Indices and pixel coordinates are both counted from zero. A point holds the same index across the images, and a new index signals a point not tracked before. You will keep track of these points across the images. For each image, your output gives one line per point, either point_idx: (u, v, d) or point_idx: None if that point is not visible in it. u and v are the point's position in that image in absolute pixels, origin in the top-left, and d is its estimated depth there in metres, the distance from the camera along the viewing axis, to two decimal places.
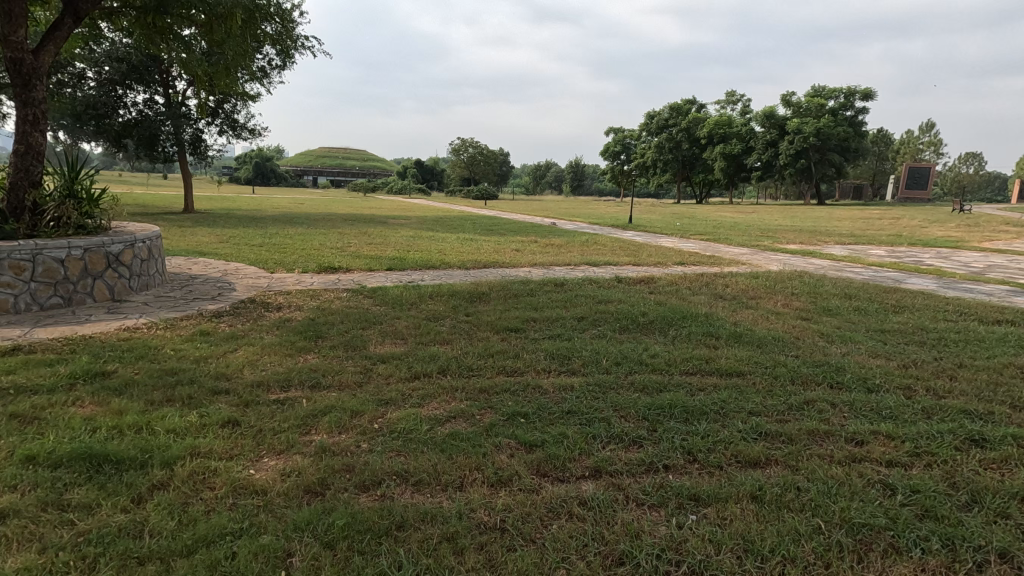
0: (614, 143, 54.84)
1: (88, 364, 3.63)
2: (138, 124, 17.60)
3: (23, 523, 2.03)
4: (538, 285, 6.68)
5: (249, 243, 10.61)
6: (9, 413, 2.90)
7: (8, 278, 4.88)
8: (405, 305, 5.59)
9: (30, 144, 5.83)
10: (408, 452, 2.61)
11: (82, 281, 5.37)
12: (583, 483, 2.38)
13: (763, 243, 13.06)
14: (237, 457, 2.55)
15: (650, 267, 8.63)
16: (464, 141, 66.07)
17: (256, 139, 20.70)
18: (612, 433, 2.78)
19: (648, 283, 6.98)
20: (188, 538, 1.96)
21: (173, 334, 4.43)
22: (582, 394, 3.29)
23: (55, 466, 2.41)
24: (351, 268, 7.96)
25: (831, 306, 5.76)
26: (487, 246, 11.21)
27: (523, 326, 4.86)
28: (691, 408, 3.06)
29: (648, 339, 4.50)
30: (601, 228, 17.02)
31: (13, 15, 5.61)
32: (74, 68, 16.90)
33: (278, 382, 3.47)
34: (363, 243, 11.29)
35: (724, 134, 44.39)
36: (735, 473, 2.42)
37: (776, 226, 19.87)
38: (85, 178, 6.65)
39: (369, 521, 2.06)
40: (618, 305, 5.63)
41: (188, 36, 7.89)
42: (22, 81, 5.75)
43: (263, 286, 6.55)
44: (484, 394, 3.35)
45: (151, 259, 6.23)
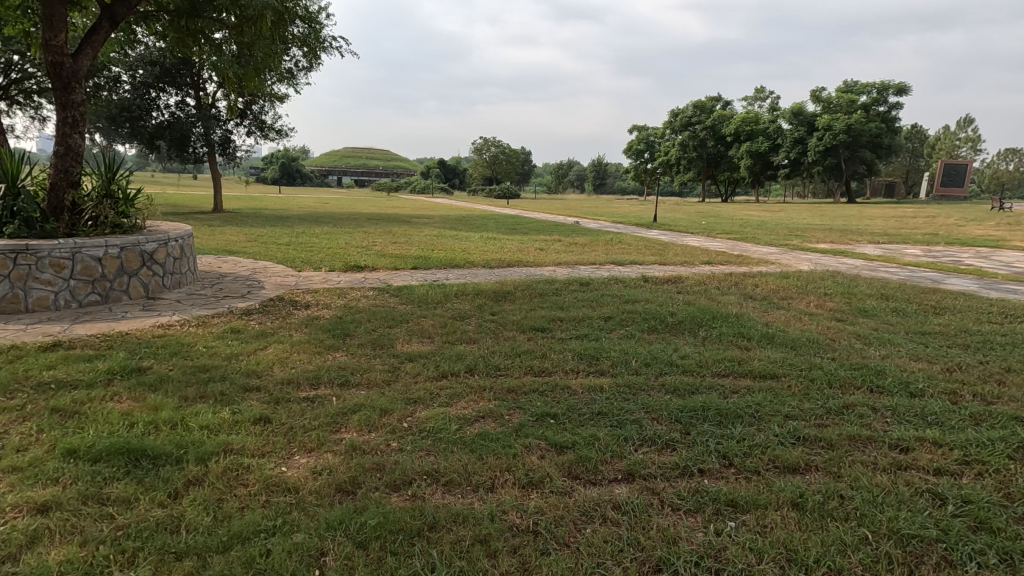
0: (637, 142, 54.37)
1: (125, 359, 3.72)
2: (169, 126, 18.05)
3: (65, 516, 2.07)
4: (562, 284, 6.63)
5: (275, 242, 10.78)
6: (52, 407, 2.98)
7: (48, 276, 5.04)
8: (431, 304, 5.60)
9: (69, 145, 5.98)
10: (437, 452, 2.60)
11: (118, 279, 5.51)
12: (616, 486, 2.34)
13: (793, 242, 12.80)
14: (270, 454, 2.57)
15: (677, 267, 8.51)
16: (486, 141, 66.28)
17: (283, 139, 21.07)
18: (645, 436, 2.73)
19: (675, 283, 6.86)
20: (223, 534, 1.97)
21: (205, 331, 4.51)
22: (612, 395, 3.24)
23: (94, 461, 2.45)
24: (377, 267, 7.99)
25: (867, 306, 5.60)
26: (511, 246, 11.19)
27: (550, 326, 4.82)
28: (725, 411, 2.99)
29: (678, 339, 4.42)
30: (624, 227, 16.83)
31: (54, 20, 5.77)
32: (110, 71, 17.40)
33: (308, 380, 3.49)
34: (387, 242, 11.36)
35: (750, 132, 43.64)
36: (773, 479, 2.35)
37: (805, 224, 19.42)
38: (122, 179, 6.84)
39: (401, 522, 2.05)
40: (646, 305, 5.54)
41: (220, 40, 8.03)
42: (61, 85, 5.90)
43: (290, 284, 6.62)
44: (512, 394, 3.32)
45: (184, 257, 6.36)
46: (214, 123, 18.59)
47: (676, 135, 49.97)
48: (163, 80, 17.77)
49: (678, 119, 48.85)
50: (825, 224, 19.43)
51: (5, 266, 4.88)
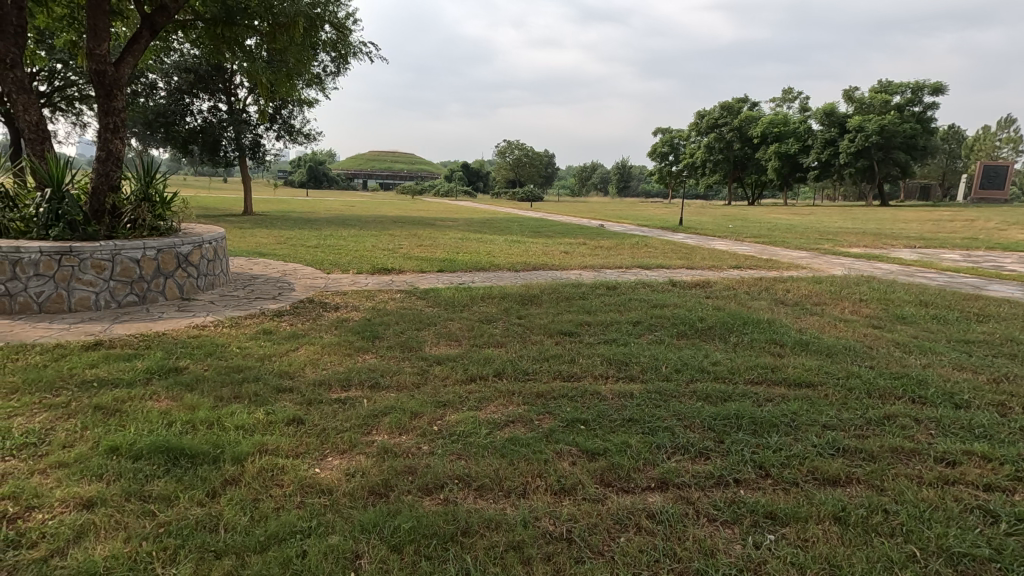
0: (662, 144, 53.91)
1: (163, 359, 3.82)
2: (202, 131, 18.57)
3: (109, 512, 2.12)
4: (589, 287, 6.61)
5: (305, 244, 10.98)
6: (95, 404, 3.07)
7: (90, 276, 5.20)
8: (458, 307, 5.63)
9: (110, 150, 6.16)
10: (468, 456, 2.60)
11: (155, 280, 5.66)
12: (650, 495, 2.30)
13: (824, 246, 12.53)
14: (304, 455, 2.60)
15: (704, 271, 8.40)
16: (510, 144, 66.67)
17: (311, 143, 21.51)
18: (678, 444, 2.68)
19: (704, 287, 6.77)
20: (261, 535, 1.99)
21: (238, 333, 4.60)
22: (643, 401, 3.20)
23: (135, 458, 2.52)
24: (404, 270, 8.08)
25: (905, 313, 5.44)
26: (536, 248, 11.20)
27: (577, 330, 4.79)
28: (760, 420, 2.93)
29: (709, 345, 4.36)
30: (650, 231, 16.69)
31: (97, 30, 5.99)
32: (146, 78, 18.01)
33: (339, 382, 3.53)
34: (413, 244, 11.46)
35: (779, 133, 42.85)
36: (813, 491, 2.29)
37: (837, 227, 19.00)
38: (159, 183, 7.05)
39: (434, 526, 2.05)
40: (675, 310, 5.48)
41: (252, 46, 8.24)
42: (104, 92, 6.09)
43: (320, 286, 6.73)
44: (541, 398, 3.31)
45: (217, 259, 6.52)
46: (246, 127, 19.03)
47: (702, 137, 49.40)
48: (197, 86, 18.28)
49: (704, 120, 48.30)
50: (857, 227, 18.95)
51: (50, 267, 5.05)
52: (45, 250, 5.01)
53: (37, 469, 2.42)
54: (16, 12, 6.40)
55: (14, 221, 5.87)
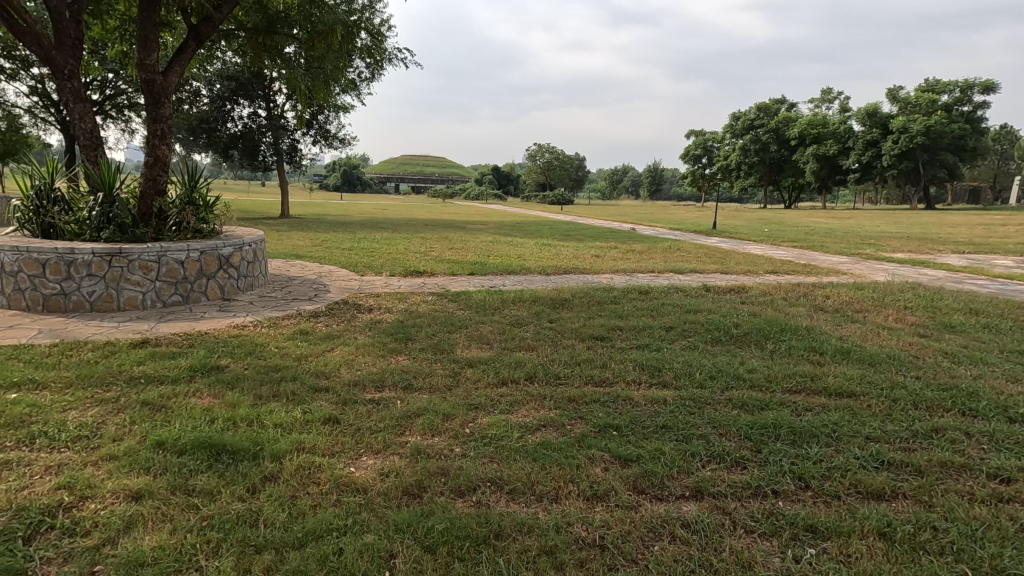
0: (695, 146, 53.13)
1: (205, 357, 3.95)
2: (242, 136, 19.16)
3: (156, 505, 2.21)
4: (621, 292, 6.55)
5: (339, 247, 11.20)
6: (142, 400, 3.20)
7: (138, 277, 5.42)
8: (489, 310, 5.66)
9: (157, 156, 6.42)
10: (500, 459, 2.61)
11: (198, 280, 5.86)
12: (684, 504, 2.26)
13: (865, 251, 12.11)
14: (339, 454, 2.65)
15: (739, 276, 8.23)
16: (540, 148, 66.72)
17: (346, 148, 21.96)
18: (712, 452, 2.63)
19: (739, 293, 6.63)
20: (299, 531, 2.04)
21: (276, 333, 4.72)
22: (676, 409, 3.15)
23: (180, 453, 2.61)
24: (435, 272, 8.16)
25: (953, 321, 5.21)
26: (567, 252, 11.16)
27: (609, 335, 4.74)
28: (799, 430, 2.85)
29: (744, 352, 4.26)
30: (682, 235, 16.44)
31: (147, 41, 6.27)
32: (191, 86, 18.70)
33: (373, 382, 3.59)
34: (444, 247, 11.57)
35: (817, 134, 41.70)
36: (856, 505, 2.22)
37: (879, 231, 18.37)
38: (203, 187, 7.30)
39: (467, 528, 2.07)
40: (709, 315, 5.38)
41: (291, 54, 8.46)
42: (152, 100, 6.36)
43: (354, 288, 6.86)
44: (572, 403, 3.30)
45: (256, 261, 6.71)
46: (284, 133, 19.55)
47: (737, 139, 48.47)
48: (238, 93, 18.90)
49: (739, 122, 47.39)
50: (902, 232, 18.25)
51: (102, 268, 5.28)
52: (96, 251, 5.23)
53: (90, 461, 2.53)
54: (74, 25, 6.74)
55: (69, 223, 6.16)
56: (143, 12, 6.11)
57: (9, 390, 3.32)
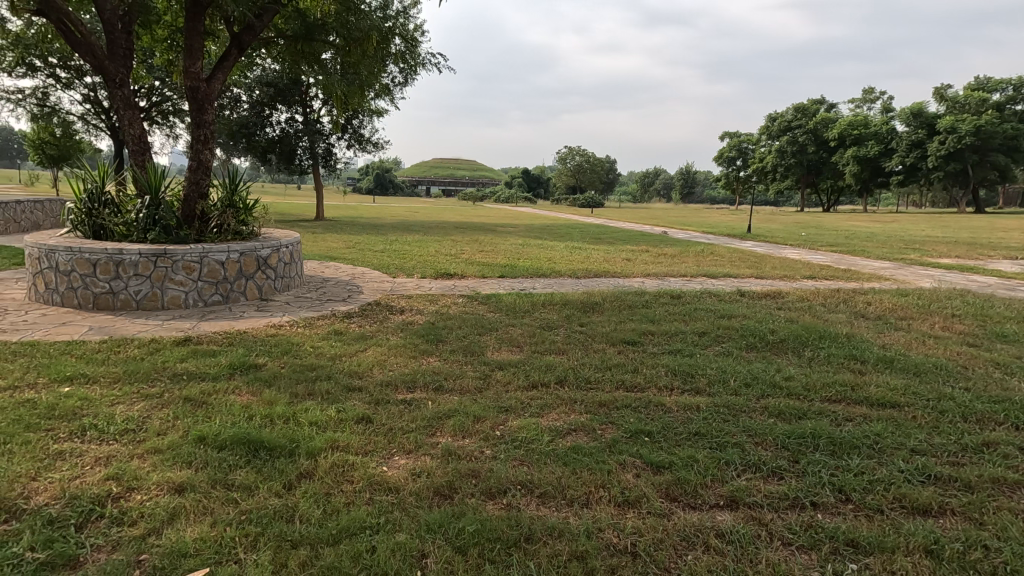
0: (729, 148, 52.17)
1: (244, 356, 4.06)
2: (280, 141, 19.69)
3: (198, 498, 2.28)
4: (652, 296, 6.47)
5: (371, 249, 11.39)
6: (185, 396, 3.31)
7: (181, 277, 5.62)
8: (520, 313, 5.67)
9: (200, 160, 6.64)
10: (531, 462, 2.61)
11: (238, 281, 6.04)
12: (719, 513, 2.22)
13: (910, 256, 11.68)
14: (372, 454, 2.69)
15: (775, 280, 8.04)
16: (571, 151, 66.54)
17: (379, 152, 22.34)
18: (748, 461, 2.57)
19: (775, 298, 6.48)
20: (334, 528, 2.08)
21: (312, 333, 4.83)
22: (710, 416, 3.09)
23: (220, 448, 2.69)
24: (466, 275, 8.22)
25: (1005, 330, 4.97)
26: (597, 255, 11.10)
27: (640, 340, 4.68)
28: (839, 440, 2.76)
29: (781, 359, 4.15)
30: (715, 238, 16.13)
31: (192, 50, 6.50)
32: (232, 93, 19.34)
33: (404, 383, 3.63)
34: (475, 250, 11.63)
35: (858, 135, 40.44)
36: (900, 520, 2.14)
37: (924, 236, 17.71)
38: (243, 190, 7.53)
39: (498, 531, 2.07)
40: (744, 321, 5.26)
41: (327, 60, 8.66)
42: (196, 106, 6.59)
43: (387, 289, 6.96)
44: (603, 408, 3.28)
45: (293, 262, 6.88)
46: (319, 137, 20.01)
47: (773, 141, 47.34)
48: (277, 99, 19.43)
49: (775, 124, 46.32)
50: (949, 236, 17.53)
51: (148, 268, 5.50)
52: (142, 252, 5.45)
53: (136, 453, 2.64)
54: (125, 35, 7.04)
55: (118, 225, 6.43)
56: (189, 22, 6.34)
57: (63, 384, 3.49)
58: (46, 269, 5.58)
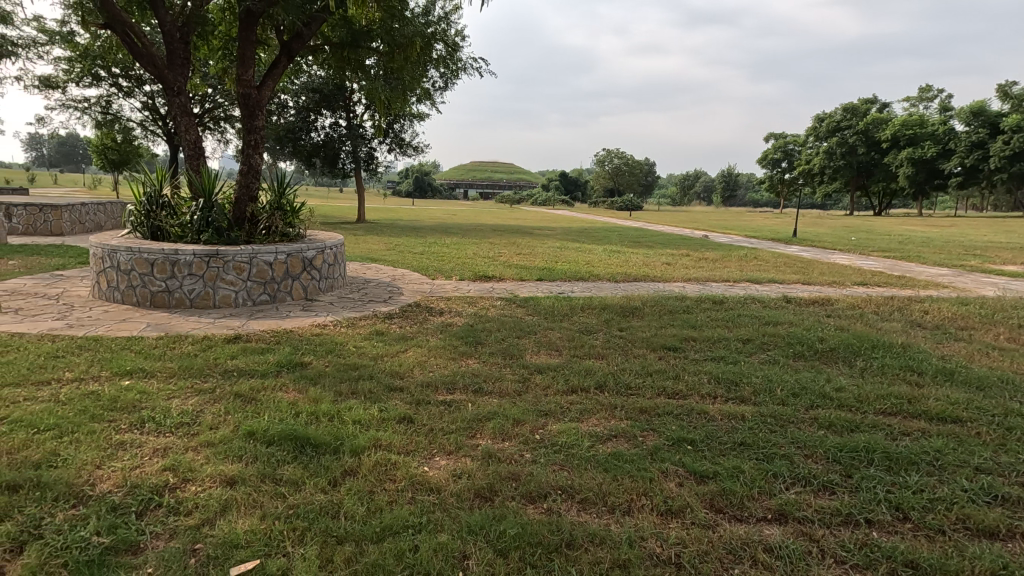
0: (774, 150, 50.70)
1: (290, 354, 4.19)
2: (324, 145, 20.24)
3: (248, 491, 2.36)
4: (694, 301, 6.34)
5: (411, 251, 11.57)
6: (236, 392, 3.44)
7: (231, 276, 5.84)
8: (558, 316, 5.65)
9: (251, 164, 6.89)
10: (571, 467, 2.59)
11: (284, 281, 6.24)
12: (767, 527, 2.15)
13: (970, 262, 11.08)
14: (413, 453, 2.73)
15: (823, 287, 7.76)
16: (609, 153, 65.99)
17: (419, 156, 22.70)
18: (797, 474, 2.48)
19: (823, 305, 6.26)
20: (377, 526, 2.12)
21: (354, 333, 4.94)
22: (756, 426, 3.00)
23: (269, 443, 2.78)
24: (504, 277, 8.25)
25: None
26: (637, 259, 10.96)
27: (682, 346, 4.60)
28: (896, 455, 2.64)
29: (831, 369, 4.00)
30: (759, 242, 15.69)
31: (245, 58, 6.76)
32: (280, 99, 20.01)
33: (445, 384, 3.68)
34: (512, 253, 11.68)
35: (913, 135, 38.65)
36: (964, 542, 2.03)
37: (986, 241, 16.77)
38: (290, 193, 7.77)
39: (539, 535, 2.06)
40: (790, 328, 5.10)
41: (371, 66, 8.84)
42: (247, 112, 6.85)
43: (427, 291, 7.06)
44: (644, 414, 3.23)
45: (336, 264, 7.04)
46: (362, 141, 20.50)
47: (821, 142, 45.74)
48: (322, 104, 19.97)
49: (823, 124, 44.78)
50: (1014, 242, 16.56)
51: (201, 268, 5.74)
52: (196, 253, 5.69)
53: (191, 446, 2.75)
54: (183, 45, 7.37)
55: (174, 226, 6.74)
56: (242, 33, 6.60)
57: (124, 377, 3.68)
58: (109, 268, 5.88)
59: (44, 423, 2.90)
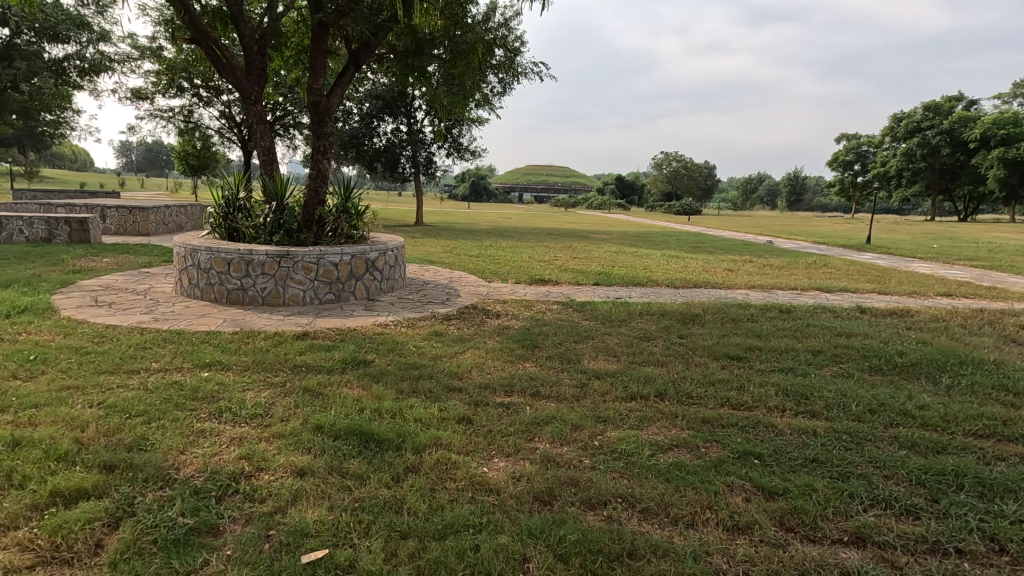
0: (846, 152, 48.07)
1: (354, 352, 4.34)
2: (385, 150, 20.87)
3: (317, 482, 2.46)
4: (759, 309, 6.11)
5: (468, 253, 11.74)
6: (305, 386, 3.60)
7: (300, 276, 6.12)
8: (616, 322, 5.58)
9: (319, 169, 7.19)
10: (631, 476, 2.54)
11: (348, 282, 6.47)
12: (843, 550, 2.04)
13: None
14: (473, 454, 2.76)
15: (902, 297, 7.28)
16: (668, 157, 64.67)
17: (476, 160, 23.02)
18: (877, 496, 2.33)
19: (902, 316, 5.87)
20: (439, 523, 2.15)
21: (414, 333, 5.06)
22: (829, 442, 2.85)
23: (335, 437, 2.90)
24: (560, 281, 8.22)
25: None
26: (697, 264, 10.66)
27: (746, 355, 4.43)
28: (989, 481, 2.44)
29: (912, 385, 3.74)
30: (829, 249, 14.90)
31: (317, 68, 7.07)
32: (345, 106, 20.79)
33: (502, 387, 3.70)
34: (568, 257, 11.63)
35: (1005, 135, 35.64)
36: None
37: None
38: (355, 197, 8.06)
39: (600, 543, 2.04)
40: (865, 340, 4.81)
41: (433, 72, 9.04)
42: (317, 119, 7.16)
43: (483, 294, 7.14)
44: (707, 425, 3.13)
45: (397, 265, 7.23)
46: (422, 146, 21.01)
47: (900, 143, 42.97)
48: (384, 110, 20.62)
49: (902, 125, 42.09)
50: None
51: (273, 268, 6.04)
52: (268, 254, 5.99)
53: (263, 437, 2.89)
54: (260, 56, 7.79)
55: (249, 228, 7.12)
56: (314, 43, 6.90)
57: (203, 369, 3.92)
58: (190, 267, 6.29)
59: (135, 409, 3.13)
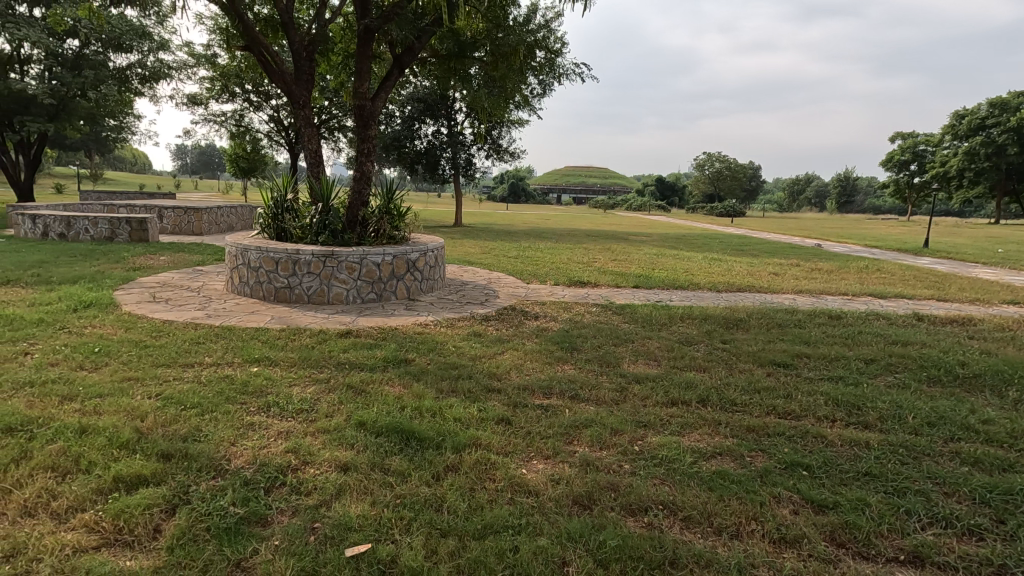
0: (902, 151, 45.90)
1: (395, 351, 4.42)
2: (426, 151, 21.17)
3: (360, 477, 2.51)
4: (806, 315, 5.89)
5: (507, 254, 11.78)
6: (348, 384, 3.69)
7: (343, 275, 6.28)
8: (656, 325, 5.49)
9: (362, 171, 7.35)
10: (672, 483, 2.50)
11: (390, 282, 6.59)
12: (898, 569, 1.95)
13: None
14: (511, 455, 2.77)
15: (963, 304, 6.90)
16: (711, 157, 63.26)
17: (515, 161, 23.08)
18: (935, 514, 2.22)
19: (963, 325, 5.56)
20: (478, 523, 2.17)
21: (453, 333, 5.11)
22: (883, 455, 2.73)
23: (377, 434, 2.95)
24: (599, 284, 8.15)
25: None
26: (741, 268, 10.37)
27: (793, 363, 4.28)
28: None
29: (975, 398, 3.53)
30: (883, 253, 14.26)
31: (362, 72, 7.22)
32: (388, 109, 21.21)
33: (541, 388, 3.69)
34: (607, 259, 11.51)
35: None
36: None
37: None
38: (397, 198, 8.21)
39: (640, 550, 2.01)
40: (922, 350, 4.58)
41: (475, 75, 9.13)
42: (362, 123, 7.32)
43: (522, 295, 7.14)
44: (751, 433, 3.04)
45: (437, 266, 7.32)
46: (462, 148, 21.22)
47: (961, 142, 40.73)
48: (426, 113, 20.92)
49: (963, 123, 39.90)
50: None
51: (318, 267, 6.21)
52: (314, 253, 6.16)
53: (309, 431, 2.98)
54: (308, 62, 8.02)
55: (296, 228, 7.35)
56: (360, 48, 7.04)
57: (252, 364, 4.07)
58: (240, 265, 6.53)
59: (190, 401, 3.28)
